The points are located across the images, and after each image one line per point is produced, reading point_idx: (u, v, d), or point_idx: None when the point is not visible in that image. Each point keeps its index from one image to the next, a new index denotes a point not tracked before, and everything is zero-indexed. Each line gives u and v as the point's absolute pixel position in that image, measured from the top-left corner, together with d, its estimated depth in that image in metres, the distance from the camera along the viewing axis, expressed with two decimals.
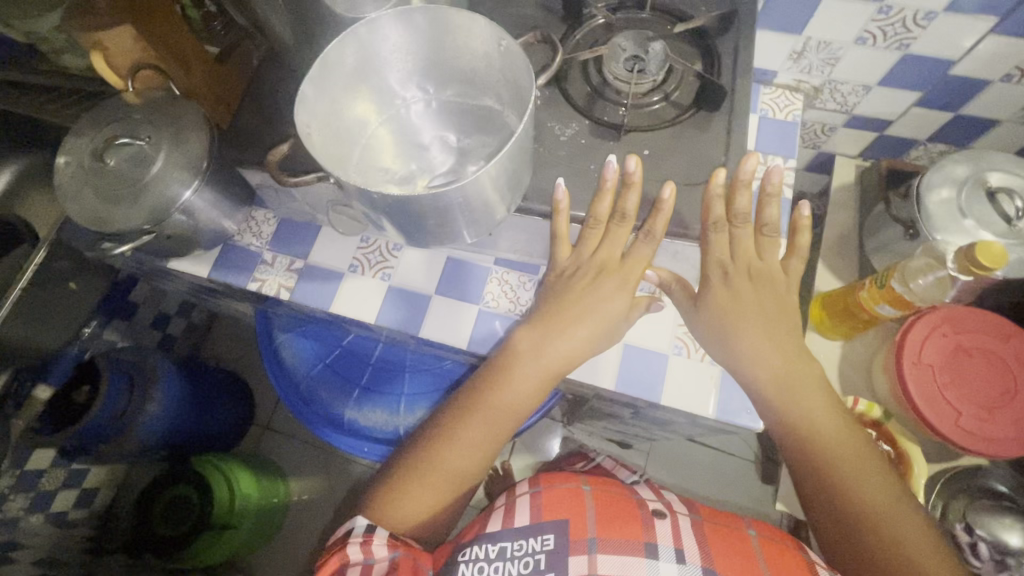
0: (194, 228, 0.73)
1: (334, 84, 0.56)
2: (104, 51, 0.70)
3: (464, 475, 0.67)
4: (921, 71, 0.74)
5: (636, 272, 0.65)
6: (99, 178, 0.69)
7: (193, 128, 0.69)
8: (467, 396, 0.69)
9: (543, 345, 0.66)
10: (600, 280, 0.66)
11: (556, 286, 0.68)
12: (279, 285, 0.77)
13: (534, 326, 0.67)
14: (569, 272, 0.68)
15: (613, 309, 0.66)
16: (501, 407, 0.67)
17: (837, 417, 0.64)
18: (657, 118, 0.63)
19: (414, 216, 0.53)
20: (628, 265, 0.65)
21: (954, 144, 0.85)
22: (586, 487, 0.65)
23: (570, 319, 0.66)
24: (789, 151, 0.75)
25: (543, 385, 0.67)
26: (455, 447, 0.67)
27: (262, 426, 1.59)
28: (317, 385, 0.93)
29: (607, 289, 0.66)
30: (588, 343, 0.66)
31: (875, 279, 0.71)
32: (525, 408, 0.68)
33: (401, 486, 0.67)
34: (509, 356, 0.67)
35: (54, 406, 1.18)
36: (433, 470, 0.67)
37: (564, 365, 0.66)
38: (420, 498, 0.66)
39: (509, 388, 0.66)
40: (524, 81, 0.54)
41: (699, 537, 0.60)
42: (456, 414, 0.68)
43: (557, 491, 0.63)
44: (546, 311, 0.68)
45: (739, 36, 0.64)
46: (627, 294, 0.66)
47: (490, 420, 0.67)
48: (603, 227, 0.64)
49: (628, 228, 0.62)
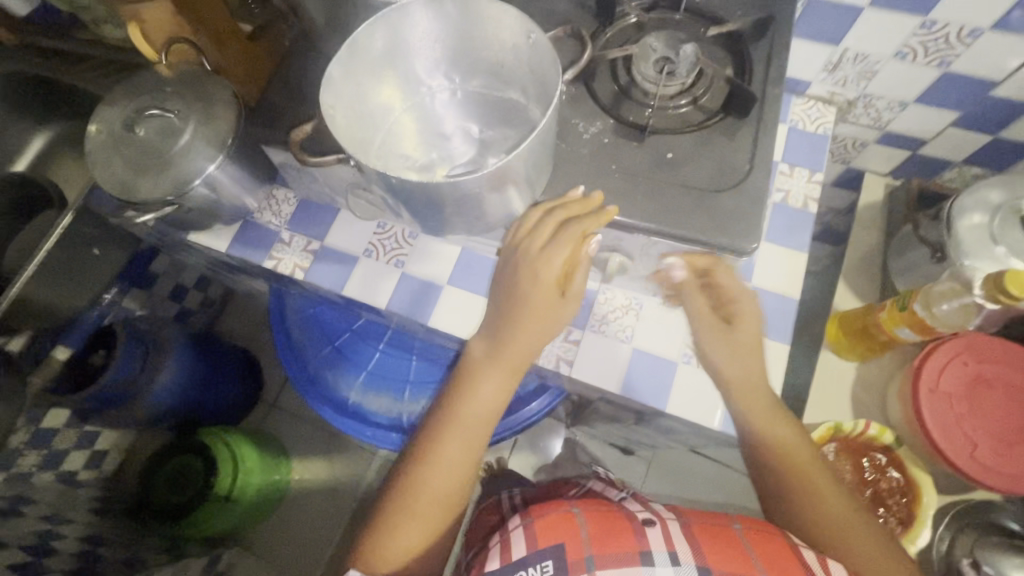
0: (215, 203, 0.74)
1: (362, 67, 0.56)
2: (141, 25, 0.70)
3: (449, 497, 0.63)
4: (961, 90, 0.72)
5: (561, 255, 0.58)
6: (128, 147, 0.70)
7: (221, 104, 0.70)
8: (434, 417, 0.65)
9: (498, 345, 0.62)
10: (535, 268, 0.59)
11: (494, 284, 0.63)
12: (294, 265, 0.78)
13: (487, 330, 0.63)
14: (514, 257, 0.61)
15: (549, 296, 0.60)
16: (469, 417, 0.63)
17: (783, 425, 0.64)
18: (683, 122, 0.62)
19: (434, 207, 0.53)
20: (548, 253, 0.58)
21: (991, 169, 0.82)
22: (575, 508, 0.59)
23: (520, 319, 0.61)
24: (816, 164, 0.74)
25: (507, 387, 0.64)
26: (433, 471, 0.63)
27: (269, 404, 1.61)
28: (324, 366, 0.94)
29: (541, 278, 0.59)
30: (543, 339, 0.62)
31: (897, 300, 0.70)
32: (494, 414, 0.64)
33: (391, 525, 0.63)
34: (468, 365, 0.64)
35: (70, 367, 1.22)
36: (416, 498, 0.63)
37: (523, 364, 0.63)
38: (411, 534, 0.62)
39: (471, 397, 0.63)
40: (550, 75, 0.53)
41: (696, 544, 0.56)
42: (427, 434, 0.65)
43: (549, 517, 0.57)
44: (496, 314, 0.63)
45: (774, 43, 0.63)
46: (559, 260, 0.58)
47: (465, 433, 0.63)
48: (539, 215, 0.59)
49: (555, 216, 0.58)
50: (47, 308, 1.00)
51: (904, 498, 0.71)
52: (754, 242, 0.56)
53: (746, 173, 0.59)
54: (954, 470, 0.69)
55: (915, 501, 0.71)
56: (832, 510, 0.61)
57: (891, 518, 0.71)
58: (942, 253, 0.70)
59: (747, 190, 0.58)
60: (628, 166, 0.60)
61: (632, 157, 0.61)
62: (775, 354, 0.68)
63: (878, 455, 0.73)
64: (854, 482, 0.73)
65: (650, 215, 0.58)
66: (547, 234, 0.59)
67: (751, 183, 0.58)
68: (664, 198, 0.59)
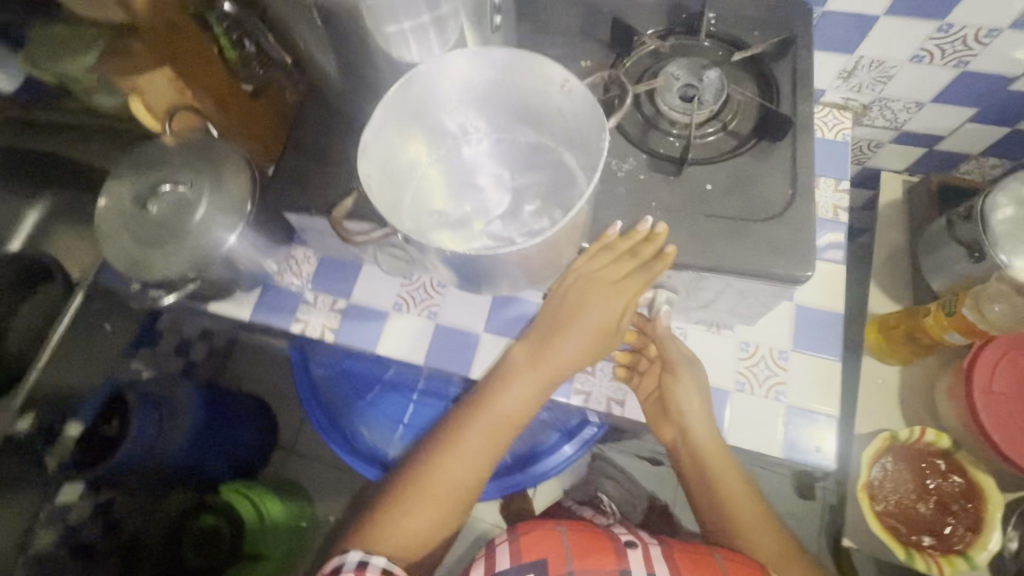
0: (237, 273, 0.71)
1: (392, 129, 0.54)
2: (142, 96, 0.68)
3: (462, 489, 0.63)
4: (980, 87, 0.72)
5: (617, 305, 0.59)
6: (141, 226, 0.67)
7: (234, 172, 0.68)
8: (462, 408, 0.65)
9: (540, 355, 0.62)
10: (588, 293, 0.59)
11: (551, 301, 0.62)
12: (323, 326, 0.76)
13: (531, 338, 0.63)
14: (568, 279, 0.60)
15: (601, 317, 0.59)
16: (498, 418, 0.63)
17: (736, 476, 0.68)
18: (715, 150, 0.61)
19: (484, 271, 0.52)
20: (623, 283, 0.58)
21: (1008, 159, 0.82)
22: (560, 528, 0.64)
23: (565, 330, 0.61)
24: (842, 172, 0.73)
25: (540, 395, 0.63)
26: (453, 459, 0.63)
27: (286, 449, 1.54)
28: (360, 423, 0.94)
29: (590, 305, 0.59)
30: (583, 354, 0.61)
31: (943, 304, 0.69)
32: (523, 418, 0.63)
33: (400, 506, 0.63)
34: (508, 366, 0.64)
35: (85, 442, 1.14)
36: (431, 485, 0.63)
37: (559, 374, 0.62)
38: (420, 518, 0.63)
39: (506, 396, 0.62)
40: (591, 125, 0.53)
41: (672, 565, 0.61)
42: (452, 424, 0.65)
43: (536, 533, 0.63)
44: (543, 323, 0.63)
45: (798, 62, 0.62)
46: (615, 312, 0.59)
47: (491, 429, 0.63)
48: (599, 245, 0.58)
49: (620, 251, 0.57)
50: (51, 387, 0.95)
51: (970, 503, 0.70)
52: (808, 270, 0.55)
53: (791, 198, 0.58)
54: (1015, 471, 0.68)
55: (981, 506, 0.69)
56: (770, 555, 0.66)
57: (958, 525, 0.71)
58: (979, 252, 0.68)
59: (794, 215, 0.57)
60: (669, 202, 0.59)
61: (670, 192, 0.60)
62: (827, 371, 0.67)
63: (937, 460, 0.72)
64: (916, 491, 0.72)
65: (699, 254, 0.57)
66: (607, 275, 0.58)
67: (797, 207, 0.57)
68: (709, 232, 0.57)
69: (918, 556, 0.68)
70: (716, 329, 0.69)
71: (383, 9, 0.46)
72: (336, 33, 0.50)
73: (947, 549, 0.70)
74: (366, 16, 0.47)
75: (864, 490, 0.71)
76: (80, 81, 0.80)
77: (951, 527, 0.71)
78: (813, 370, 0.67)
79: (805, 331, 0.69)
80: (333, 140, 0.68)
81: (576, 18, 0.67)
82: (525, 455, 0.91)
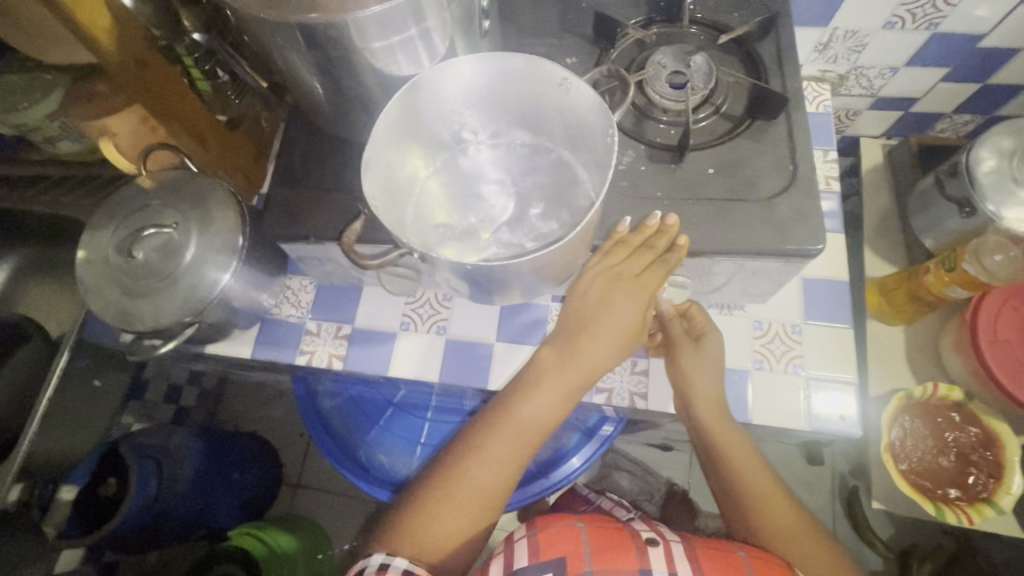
0: (233, 312, 0.68)
1: (389, 145, 0.53)
2: (112, 139, 0.65)
3: (489, 495, 0.61)
4: (950, 47, 0.74)
5: (639, 299, 0.57)
6: (126, 274, 0.64)
7: (221, 207, 0.65)
8: (485, 415, 0.63)
9: (565, 359, 0.60)
10: (608, 293, 0.57)
11: (571, 303, 0.60)
12: (329, 355, 0.73)
13: (555, 342, 0.61)
14: (581, 281, 0.59)
15: (624, 317, 0.57)
16: (525, 424, 0.60)
17: (758, 462, 0.67)
18: (711, 134, 0.61)
19: (499, 282, 0.50)
20: (642, 278, 0.56)
21: (979, 114, 0.85)
22: (580, 523, 0.60)
23: (587, 329, 0.59)
24: (829, 143, 0.74)
25: (567, 400, 0.61)
26: (479, 464, 0.61)
27: (293, 484, 1.48)
28: (375, 449, 0.92)
29: (612, 303, 0.57)
30: (610, 353, 0.59)
31: (941, 261, 0.70)
32: (549, 424, 0.61)
33: (427, 510, 0.61)
34: (533, 371, 0.62)
35: (82, 506, 1.05)
36: (457, 489, 0.61)
37: (583, 378, 0.60)
38: (447, 522, 0.60)
39: (531, 404, 0.60)
40: (593, 122, 0.52)
41: (694, 563, 0.57)
42: (475, 431, 0.62)
43: (553, 529, 0.59)
44: (565, 325, 0.61)
45: (780, 40, 0.63)
46: (638, 308, 0.57)
47: (517, 437, 0.60)
48: (623, 247, 0.57)
49: (636, 249, 0.56)
50: (45, 454, 0.90)
51: (989, 452, 0.72)
52: (819, 244, 0.55)
53: (793, 172, 0.58)
54: None
55: (1000, 454, 0.71)
56: (776, 527, 0.65)
57: (980, 474, 0.72)
58: (970, 207, 0.69)
59: (801, 189, 0.57)
60: (675, 190, 0.59)
61: (673, 180, 0.59)
62: (842, 339, 0.67)
63: (951, 413, 0.74)
64: (935, 447, 0.74)
65: (712, 240, 0.56)
66: (624, 270, 0.56)
67: (801, 180, 0.57)
68: (719, 216, 0.57)
69: (948, 510, 0.69)
70: (726, 312, 0.70)
71: (368, 25, 0.44)
72: (320, 51, 0.48)
73: (973, 499, 0.71)
74: (353, 34, 0.45)
75: (888, 452, 0.72)
76: (41, 131, 0.76)
77: (973, 477, 0.72)
78: (827, 339, 0.68)
79: (814, 301, 0.69)
80: (323, 164, 0.66)
81: (556, 18, 0.67)
82: (547, 460, 0.90)
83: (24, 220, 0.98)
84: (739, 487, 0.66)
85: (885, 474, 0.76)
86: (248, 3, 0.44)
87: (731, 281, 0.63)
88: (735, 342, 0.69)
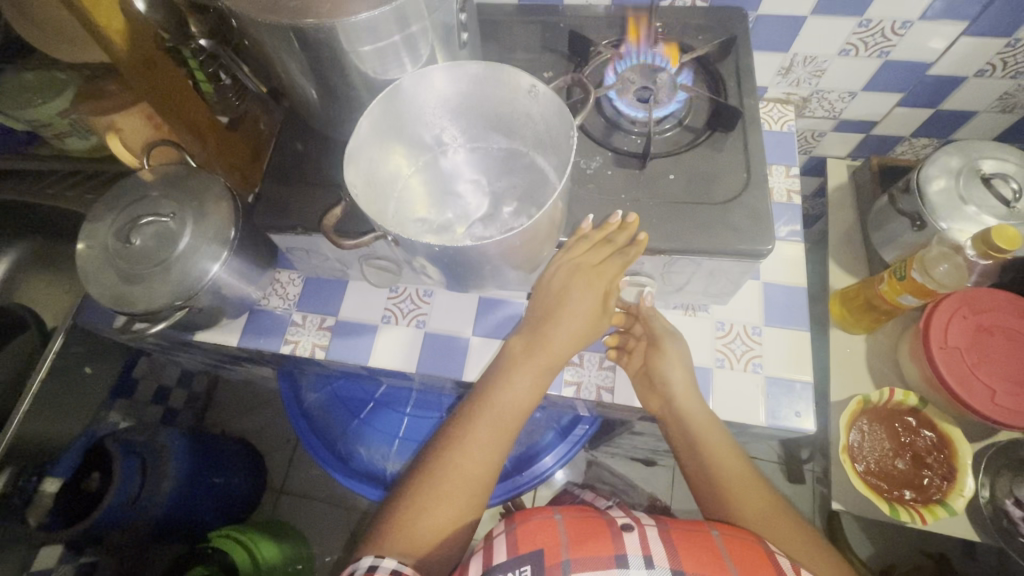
0: (222, 301, 0.72)
1: (372, 143, 0.57)
2: (118, 134, 0.71)
3: (475, 484, 0.61)
4: (903, 75, 0.79)
5: (601, 286, 0.61)
6: (123, 260, 0.67)
7: (216, 199, 0.69)
8: (463, 406, 0.65)
9: (536, 346, 0.64)
10: (572, 283, 0.62)
11: (541, 295, 0.64)
12: (313, 345, 0.76)
13: (524, 332, 0.65)
14: (550, 273, 0.63)
15: (589, 304, 0.62)
16: (503, 408, 0.63)
17: (738, 460, 0.67)
18: (674, 144, 0.66)
19: (470, 266, 0.54)
20: (602, 268, 0.61)
21: (936, 137, 0.91)
22: (557, 514, 0.58)
23: (555, 318, 0.63)
24: (791, 159, 0.79)
25: (541, 384, 0.64)
26: (463, 453, 0.62)
27: (277, 489, 1.47)
28: (355, 443, 0.94)
29: (577, 292, 0.62)
30: (577, 339, 0.63)
31: (894, 271, 0.74)
32: (525, 409, 0.64)
33: (416, 505, 0.60)
34: (506, 361, 0.65)
35: (66, 500, 1.05)
36: (444, 480, 0.61)
37: (555, 362, 0.64)
38: (436, 515, 0.59)
39: (507, 388, 0.63)
40: (559, 127, 0.57)
41: (670, 546, 0.55)
42: (455, 422, 0.64)
43: (531, 522, 0.56)
44: (535, 317, 0.65)
45: (739, 61, 0.69)
46: (601, 294, 0.62)
47: (496, 422, 0.63)
48: (587, 240, 0.61)
49: (598, 242, 0.61)
50: (35, 438, 0.93)
51: (942, 454, 0.75)
52: (769, 244, 0.59)
53: (748, 178, 0.63)
54: (980, 419, 0.71)
55: (953, 455, 0.73)
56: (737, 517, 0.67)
57: (935, 476, 0.75)
58: (921, 221, 0.74)
59: (755, 194, 0.62)
60: (638, 193, 0.63)
61: (637, 185, 0.64)
62: (799, 341, 0.71)
63: (908, 418, 0.77)
64: (892, 449, 0.77)
65: (671, 238, 0.60)
66: (587, 261, 0.61)
67: (755, 186, 0.62)
68: (676, 217, 0.61)
69: (902, 509, 0.72)
70: (691, 311, 0.73)
71: (356, 31, 0.49)
72: (313, 55, 0.53)
73: (927, 500, 0.74)
74: (342, 38, 0.50)
75: (845, 452, 0.75)
76: (51, 126, 0.80)
77: (928, 479, 0.75)
78: (785, 340, 0.71)
79: (774, 305, 0.73)
80: (314, 162, 0.70)
81: (537, 36, 0.73)
82: (521, 458, 0.93)
83: (30, 214, 1.03)
84: (709, 476, 0.67)
85: (845, 477, 0.79)
86: (248, 10, 0.50)
87: (691, 279, 0.67)
88: (699, 340, 0.72)
